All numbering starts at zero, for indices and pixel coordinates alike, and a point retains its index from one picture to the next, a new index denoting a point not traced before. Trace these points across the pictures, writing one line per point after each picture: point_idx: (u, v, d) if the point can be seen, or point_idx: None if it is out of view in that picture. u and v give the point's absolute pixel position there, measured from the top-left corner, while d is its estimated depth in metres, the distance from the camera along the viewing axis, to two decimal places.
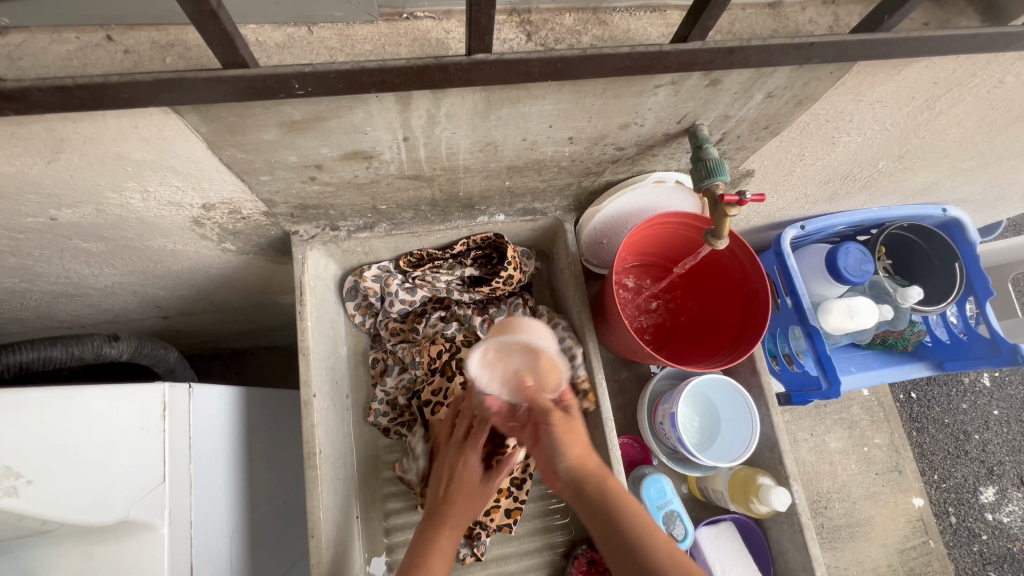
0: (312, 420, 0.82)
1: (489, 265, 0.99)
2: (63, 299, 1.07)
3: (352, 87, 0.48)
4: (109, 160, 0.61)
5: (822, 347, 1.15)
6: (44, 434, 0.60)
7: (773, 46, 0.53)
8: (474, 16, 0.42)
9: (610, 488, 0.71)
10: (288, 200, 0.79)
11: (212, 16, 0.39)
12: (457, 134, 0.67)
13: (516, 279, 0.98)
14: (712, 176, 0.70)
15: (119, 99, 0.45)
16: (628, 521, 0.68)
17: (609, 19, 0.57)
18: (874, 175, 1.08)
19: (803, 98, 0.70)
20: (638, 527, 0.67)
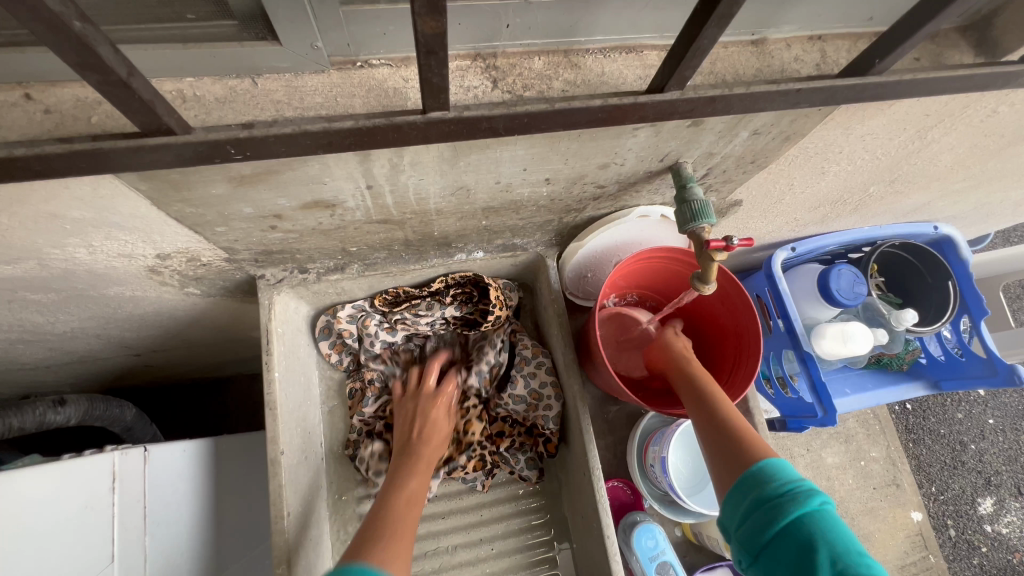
0: (280, 479, 0.77)
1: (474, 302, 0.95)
2: (19, 345, 1.01)
3: (296, 149, 0.43)
4: (44, 220, 0.56)
5: (816, 372, 1.10)
6: None
7: (756, 93, 0.49)
8: (427, 76, 0.38)
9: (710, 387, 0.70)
10: (250, 247, 0.74)
11: (124, 86, 0.34)
12: (425, 180, 0.63)
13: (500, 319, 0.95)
14: (698, 219, 0.66)
15: (31, 170, 0.40)
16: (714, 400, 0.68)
17: (581, 61, 0.53)
18: (865, 199, 1.05)
19: (790, 133, 0.67)
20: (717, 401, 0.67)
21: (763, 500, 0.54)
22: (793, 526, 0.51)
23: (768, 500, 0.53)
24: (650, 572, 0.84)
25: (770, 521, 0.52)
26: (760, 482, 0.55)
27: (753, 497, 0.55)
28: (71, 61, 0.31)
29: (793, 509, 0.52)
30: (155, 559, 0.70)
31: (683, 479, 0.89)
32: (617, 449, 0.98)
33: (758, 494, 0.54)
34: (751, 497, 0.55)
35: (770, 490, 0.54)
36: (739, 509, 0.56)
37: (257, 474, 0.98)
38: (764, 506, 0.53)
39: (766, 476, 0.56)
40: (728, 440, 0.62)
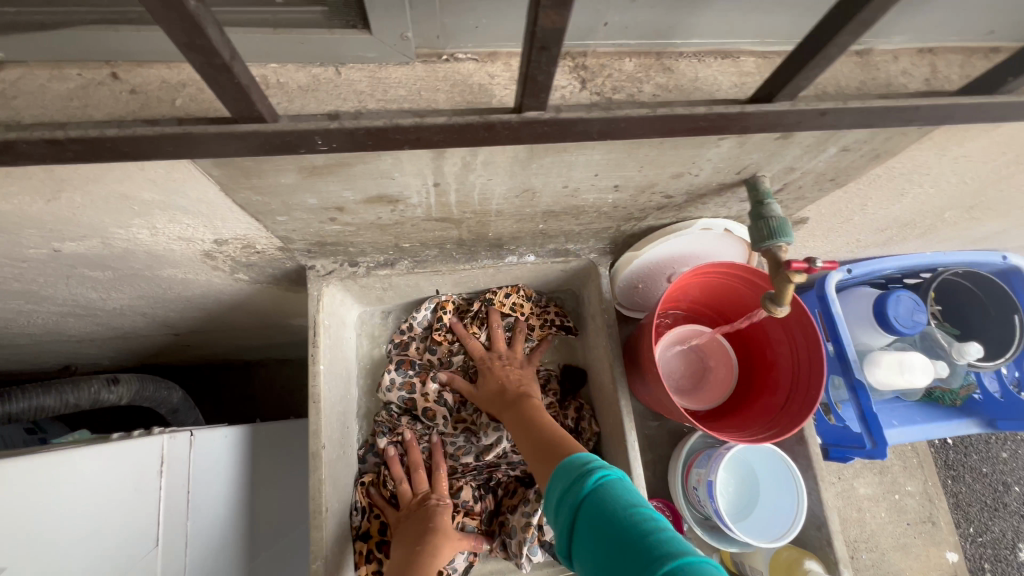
0: (321, 474, 0.76)
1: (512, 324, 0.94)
2: (70, 318, 1.02)
3: (383, 144, 0.41)
4: (114, 200, 0.56)
5: (867, 403, 1.02)
6: None
7: (871, 108, 0.45)
8: (532, 74, 0.36)
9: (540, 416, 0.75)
10: (305, 237, 0.73)
11: (225, 70, 0.33)
12: (494, 180, 0.60)
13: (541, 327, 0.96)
14: (776, 237, 0.63)
15: (119, 152, 0.39)
16: (539, 425, 0.72)
17: (675, 65, 0.50)
18: (938, 223, 0.99)
19: (882, 152, 0.63)
20: (545, 428, 0.71)
21: (580, 502, 0.52)
22: (598, 505, 0.50)
23: (574, 483, 0.54)
24: None
25: (633, 558, 0.45)
26: (571, 466, 0.56)
27: (568, 483, 0.55)
28: (180, 40, 0.30)
29: (590, 485, 0.53)
30: (194, 546, 0.69)
31: (728, 499, 0.86)
32: (657, 468, 0.95)
33: (565, 482, 0.55)
34: (562, 484, 0.55)
35: (616, 514, 0.48)
36: (556, 495, 0.56)
37: (290, 464, 0.98)
38: (575, 491, 0.53)
39: (575, 461, 0.57)
40: (549, 450, 0.66)
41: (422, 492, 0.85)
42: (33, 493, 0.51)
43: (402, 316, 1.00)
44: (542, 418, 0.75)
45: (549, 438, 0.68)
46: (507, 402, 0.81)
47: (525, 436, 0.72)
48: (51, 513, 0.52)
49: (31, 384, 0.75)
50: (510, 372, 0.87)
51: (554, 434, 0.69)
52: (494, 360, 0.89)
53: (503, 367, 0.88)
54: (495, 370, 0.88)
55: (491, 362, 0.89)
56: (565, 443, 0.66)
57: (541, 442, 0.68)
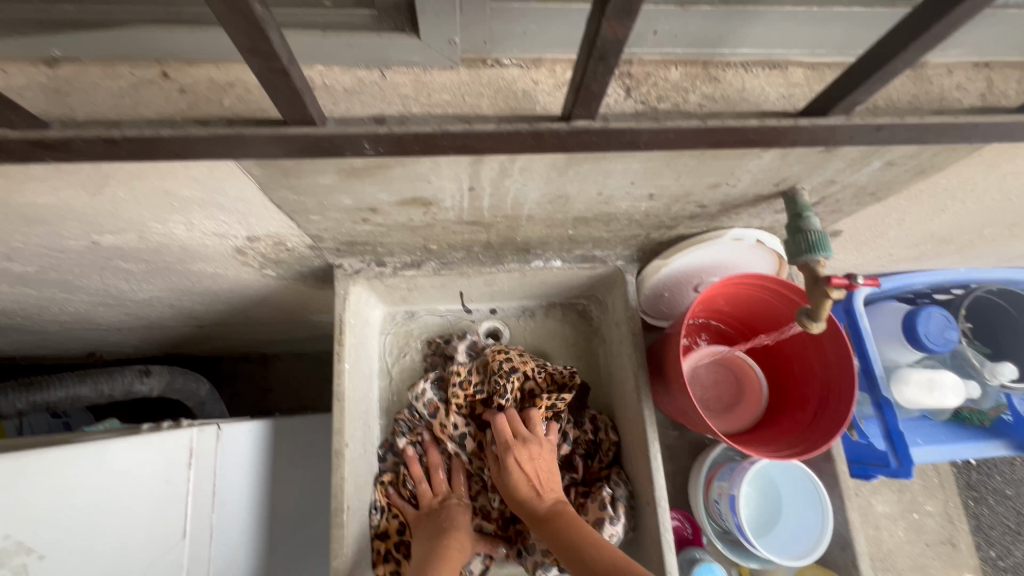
0: (343, 472, 0.76)
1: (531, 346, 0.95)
2: (100, 307, 1.04)
3: (429, 149, 0.41)
4: (156, 196, 0.57)
5: (894, 420, 0.97)
6: None
7: (928, 124, 0.44)
8: (586, 84, 0.35)
9: (576, 532, 0.71)
10: (336, 237, 0.74)
11: (282, 74, 0.33)
12: (529, 185, 0.60)
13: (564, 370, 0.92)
14: (814, 251, 0.62)
15: (171, 152, 0.40)
16: (591, 551, 0.67)
17: (722, 75, 0.49)
18: (976, 239, 0.97)
19: (928, 167, 0.61)
20: (597, 548, 0.67)
21: None
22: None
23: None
24: None
25: None
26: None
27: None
28: (243, 45, 0.30)
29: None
30: (219, 538, 0.70)
31: (751, 514, 0.85)
32: (676, 478, 0.94)
33: None
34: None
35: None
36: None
37: (309, 460, 0.99)
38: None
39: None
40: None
41: (443, 493, 0.87)
42: (70, 480, 0.51)
43: (426, 316, 1.00)
44: (588, 534, 0.70)
45: (609, 568, 0.64)
46: (546, 512, 0.75)
47: (575, 558, 0.68)
48: (87, 501, 0.53)
49: (68, 373, 0.79)
50: (535, 465, 0.79)
51: (610, 560, 0.65)
52: (524, 454, 0.80)
53: (533, 459, 0.80)
54: (522, 466, 0.79)
55: (519, 458, 0.79)
56: (626, 569, 0.63)
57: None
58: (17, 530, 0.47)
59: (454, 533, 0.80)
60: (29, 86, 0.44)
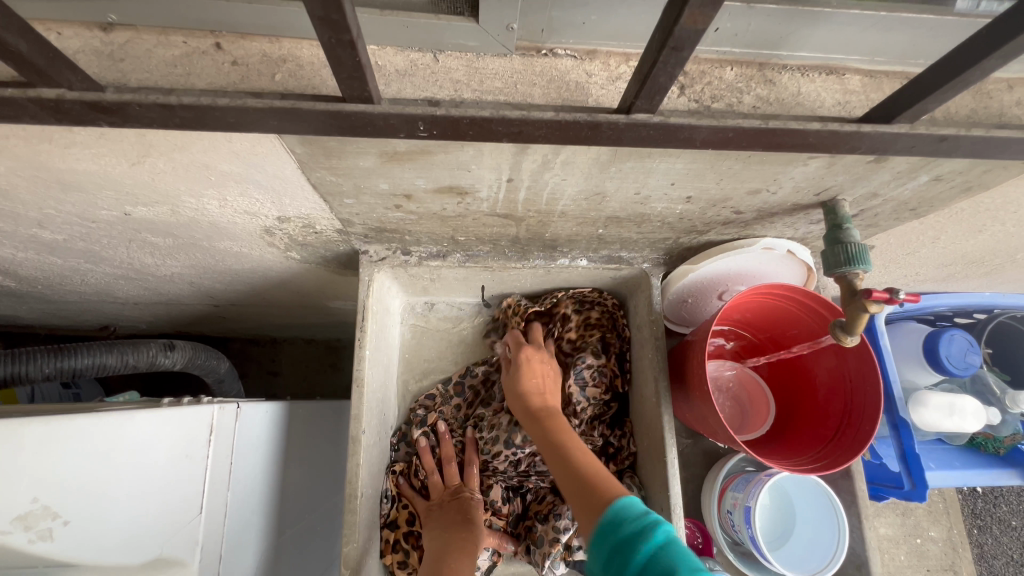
0: (358, 459, 0.76)
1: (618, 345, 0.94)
2: (121, 280, 1.04)
3: (482, 135, 0.41)
4: (194, 168, 0.56)
5: (911, 441, 0.95)
6: (77, 467, 0.51)
7: (992, 138, 0.43)
8: (654, 75, 0.35)
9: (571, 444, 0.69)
10: (366, 222, 0.73)
11: (349, 47, 0.32)
12: (567, 181, 0.59)
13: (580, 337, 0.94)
14: (853, 263, 0.61)
15: (224, 121, 0.40)
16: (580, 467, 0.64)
17: (777, 78, 0.48)
18: (1007, 262, 0.95)
19: (975, 184, 0.60)
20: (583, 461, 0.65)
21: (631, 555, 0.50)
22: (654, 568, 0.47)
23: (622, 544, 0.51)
24: None
25: None
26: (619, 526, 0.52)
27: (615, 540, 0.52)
28: (315, 14, 0.30)
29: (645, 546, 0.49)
30: (232, 518, 0.68)
31: (764, 525, 0.84)
32: (690, 486, 0.93)
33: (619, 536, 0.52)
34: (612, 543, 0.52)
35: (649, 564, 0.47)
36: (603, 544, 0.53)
37: (316, 446, 0.98)
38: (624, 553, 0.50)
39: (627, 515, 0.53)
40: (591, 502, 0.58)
41: (455, 486, 0.86)
42: (91, 449, 0.52)
43: (447, 308, 0.99)
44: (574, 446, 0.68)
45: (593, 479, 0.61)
46: (533, 416, 0.76)
47: (563, 470, 0.65)
48: (106, 470, 0.53)
49: (93, 342, 0.77)
50: (542, 375, 0.82)
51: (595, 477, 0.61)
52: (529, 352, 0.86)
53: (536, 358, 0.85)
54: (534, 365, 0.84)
55: (530, 356, 0.85)
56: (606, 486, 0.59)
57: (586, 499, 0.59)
58: (43, 494, 0.49)
59: (464, 526, 0.80)
60: (84, 49, 0.44)
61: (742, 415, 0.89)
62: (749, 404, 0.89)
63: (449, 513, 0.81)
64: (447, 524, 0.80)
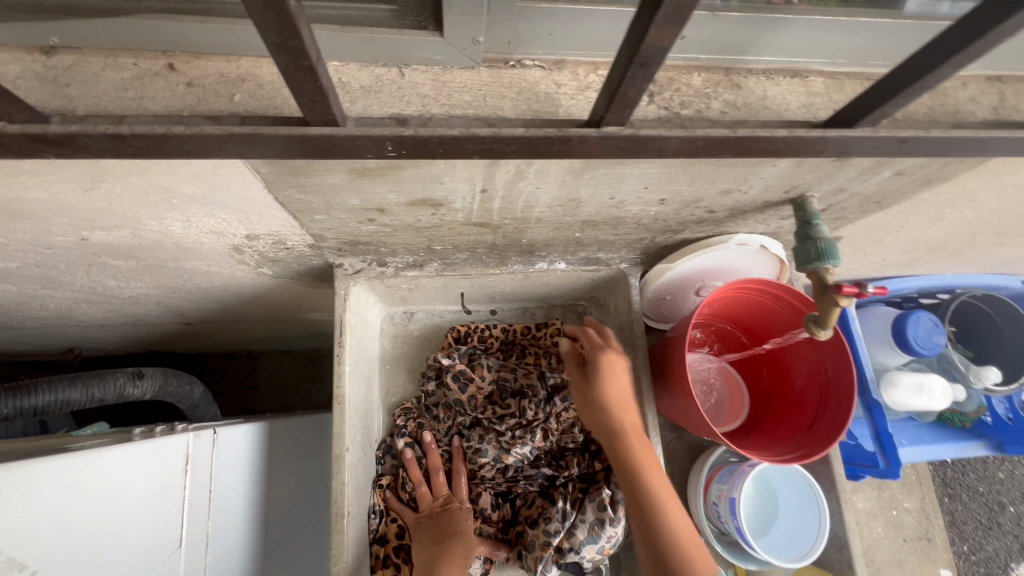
0: (343, 477, 0.74)
1: None
2: (84, 304, 1.00)
3: (452, 152, 0.40)
4: (154, 192, 0.54)
5: (884, 423, 0.98)
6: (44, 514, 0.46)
7: (950, 137, 0.44)
8: (623, 89, 0.34)
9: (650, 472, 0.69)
10: (338, 236, 0.72)
11: (310, 72, 0.31)
12: (542, 189, 0.59)
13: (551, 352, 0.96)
14: (823, 259, 0.62)
15: (181, 148, 0.38)
16: (655, 503, 0.67)
17: (743, 82, 0.48)
18: (966, 246, 0.99)
19: (934, 177, 0.62)
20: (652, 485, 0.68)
21: None
22: None
23: None
24: None
25: None
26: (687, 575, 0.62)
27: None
28: (271, 40, 0.29)
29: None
30: (215, 545, 0.68)
31: (749, 516, 0.86)
32: (676, 481, 0.95)
33: None
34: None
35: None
36: None
37: (299, 464, 0.96)
38: None
39: None
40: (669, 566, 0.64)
41: (444, 496, 0.85)
42: (59, 495, 0.47)
43: (426, 316, 0.99)
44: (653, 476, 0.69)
45: (676, 547, 0.64)
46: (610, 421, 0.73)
47: (636, 502, 0.68)
48: (79, 513, 0.49)
49: (55, 376, 0.73)
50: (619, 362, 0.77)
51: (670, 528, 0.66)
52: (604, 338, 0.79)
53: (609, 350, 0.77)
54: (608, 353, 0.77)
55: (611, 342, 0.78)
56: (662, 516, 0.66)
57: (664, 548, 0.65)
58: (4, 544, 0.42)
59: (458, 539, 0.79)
60: (25, 75, 0.41)
61: (716, 406, 0.90)
62: (722, 397, 0.90)
63: (439, 522, 0.81)
64: (435, 535, 0.79)
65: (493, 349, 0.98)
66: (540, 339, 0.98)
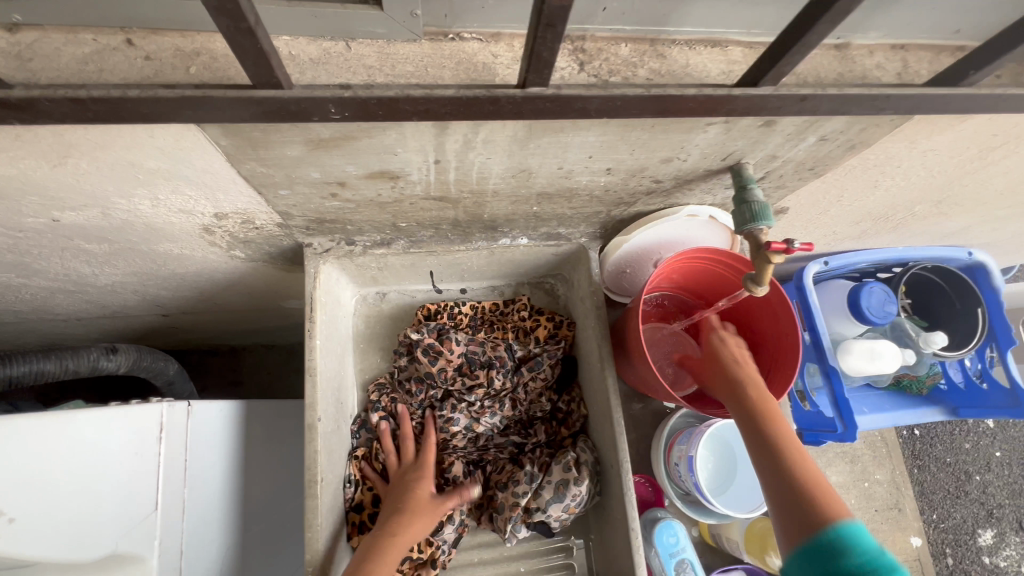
0: (316, 445, 0.77)
1: (557, 326, 0.99)
2: (60, 294, 1.02)
3: (392, 114, 0.44)
4: (120, 167, 0.57)
5: (840, 388, 1.02)
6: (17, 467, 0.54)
7: (846, 95, 0.50)
8: (537, 50, 0.38)
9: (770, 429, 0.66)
10: (305, 214, 0.75)
11: (249, 34, 0.35)
12: (492, 159, 0.63)
13: (518, 328, 1.00)
14: (757, 220, 0.67)
15: (139, 113, 0.41)
16: (787, 458, 0.62)
17: (667, 52, 0.53)
18: (908, 217, 1.05)
19: (856, 142, 0.67)
20: (779, 436, 0.65)
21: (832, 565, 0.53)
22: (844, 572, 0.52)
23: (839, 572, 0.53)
24: (669, 569, 0.85)
25: None
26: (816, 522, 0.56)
27: (827, 565, 0.54)
28: (210, 3, 0.32)
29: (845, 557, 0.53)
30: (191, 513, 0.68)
31: (709, 475, 0.90)
32: (641, 446, 0.99)
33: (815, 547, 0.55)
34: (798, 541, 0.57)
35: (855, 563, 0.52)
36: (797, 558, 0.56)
37: (278, 443, 0.99)
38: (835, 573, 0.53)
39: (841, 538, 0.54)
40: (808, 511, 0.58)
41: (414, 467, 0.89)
42: (28, 453, 0.55)
43: (398, 296, 1.02)
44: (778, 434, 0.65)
45: (810, 488, 0.59)
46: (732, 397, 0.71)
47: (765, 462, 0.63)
48: (50, 469, 0.56)
49: (31, 349, 0.77)
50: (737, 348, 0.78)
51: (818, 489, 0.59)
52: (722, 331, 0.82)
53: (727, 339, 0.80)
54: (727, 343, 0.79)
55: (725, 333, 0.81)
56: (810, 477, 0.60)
57: (788, 484, 0.60)
58: None
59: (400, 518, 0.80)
60: None
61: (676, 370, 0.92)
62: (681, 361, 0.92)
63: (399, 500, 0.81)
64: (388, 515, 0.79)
65: (461, 326, 1.00)
66: (508, 315, 1.01)
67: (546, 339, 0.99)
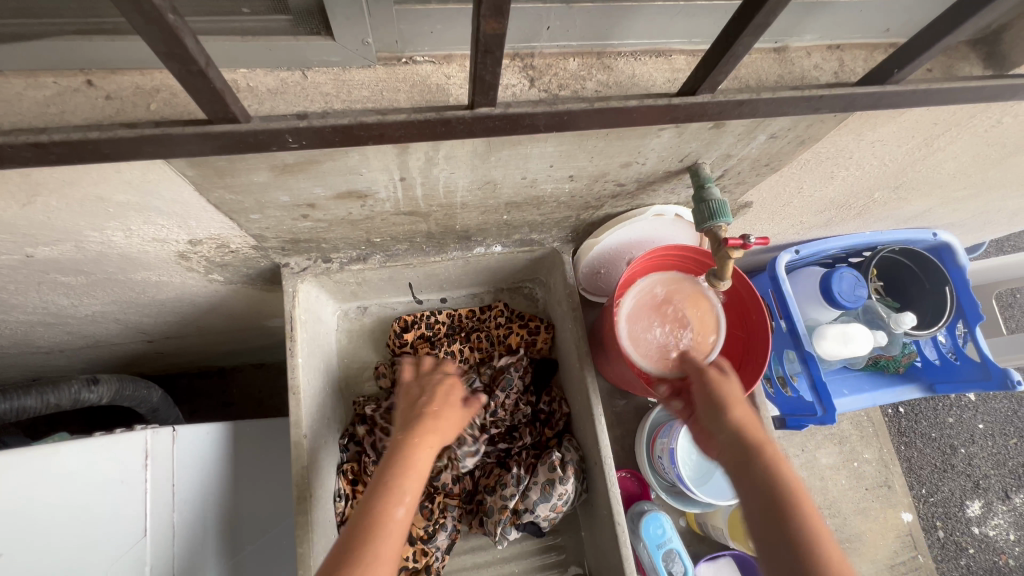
0: (303, 461, 0.79)
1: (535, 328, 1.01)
2: (40, 327, 1.02)
3: (348, 139, 0.46)
4: (90, 202, 0.58)
5: (817, 371, 1.04)
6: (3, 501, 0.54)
7: (780, 98, 0.53)
8: (479, 74, 0.41)
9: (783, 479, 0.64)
10: (278, 235, 0.76)
11: (201, 76, 0.37)
12: (456, 173, 0.65)
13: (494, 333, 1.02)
14: (715, 218, 0.69)
15: (101, 152, 0.43)
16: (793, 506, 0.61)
17: (614, 64, 0.55)
18: (869, 204, 1.09)
19: (806, 138, 0.70)
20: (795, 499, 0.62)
21: None
22: None
23: None
24: (657, 559, 0.87)
25: None
26: None
27: None
28: (160, 49, 0.34)
29: None
30: (180, 537, 0.69)
31: (691, 464, 0.92)
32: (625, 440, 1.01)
33: None
34: None
35: None
36: None
37: (266, 462, 1.00)
38: None
39: None
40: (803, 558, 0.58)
41: None
42: (14, 486, 0.55)
43: (378, 309, 1.04)
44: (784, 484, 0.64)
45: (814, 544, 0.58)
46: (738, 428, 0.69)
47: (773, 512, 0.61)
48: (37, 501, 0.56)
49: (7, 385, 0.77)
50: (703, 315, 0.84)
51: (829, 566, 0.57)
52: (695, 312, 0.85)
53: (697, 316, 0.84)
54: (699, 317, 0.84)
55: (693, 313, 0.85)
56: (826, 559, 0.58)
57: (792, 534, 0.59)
58: None
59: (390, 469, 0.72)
60: None
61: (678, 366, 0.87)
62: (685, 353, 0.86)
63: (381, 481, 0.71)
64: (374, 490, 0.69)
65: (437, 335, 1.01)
66: (484, 322, 1.04)
67: (523, 342, 1.00)
